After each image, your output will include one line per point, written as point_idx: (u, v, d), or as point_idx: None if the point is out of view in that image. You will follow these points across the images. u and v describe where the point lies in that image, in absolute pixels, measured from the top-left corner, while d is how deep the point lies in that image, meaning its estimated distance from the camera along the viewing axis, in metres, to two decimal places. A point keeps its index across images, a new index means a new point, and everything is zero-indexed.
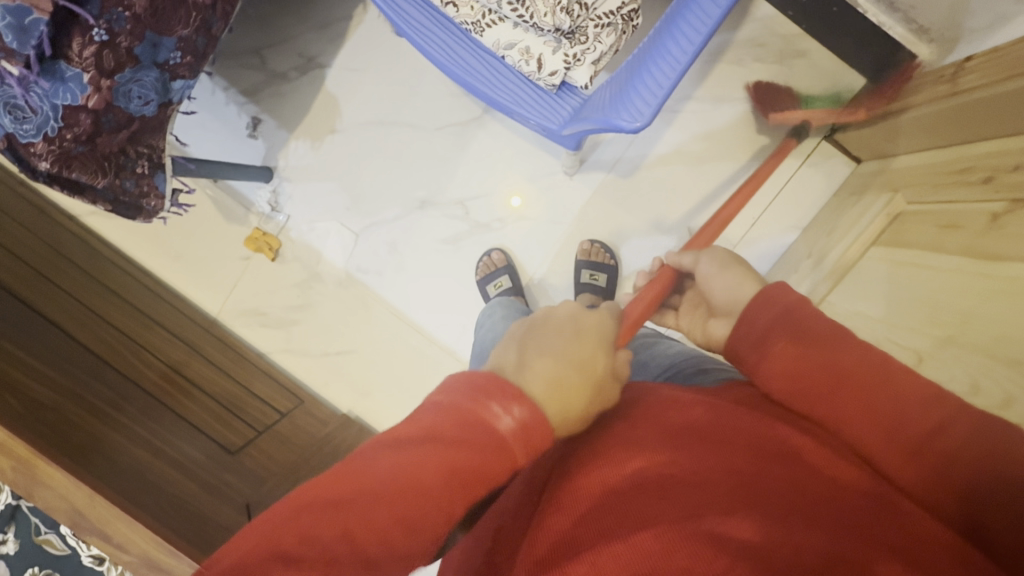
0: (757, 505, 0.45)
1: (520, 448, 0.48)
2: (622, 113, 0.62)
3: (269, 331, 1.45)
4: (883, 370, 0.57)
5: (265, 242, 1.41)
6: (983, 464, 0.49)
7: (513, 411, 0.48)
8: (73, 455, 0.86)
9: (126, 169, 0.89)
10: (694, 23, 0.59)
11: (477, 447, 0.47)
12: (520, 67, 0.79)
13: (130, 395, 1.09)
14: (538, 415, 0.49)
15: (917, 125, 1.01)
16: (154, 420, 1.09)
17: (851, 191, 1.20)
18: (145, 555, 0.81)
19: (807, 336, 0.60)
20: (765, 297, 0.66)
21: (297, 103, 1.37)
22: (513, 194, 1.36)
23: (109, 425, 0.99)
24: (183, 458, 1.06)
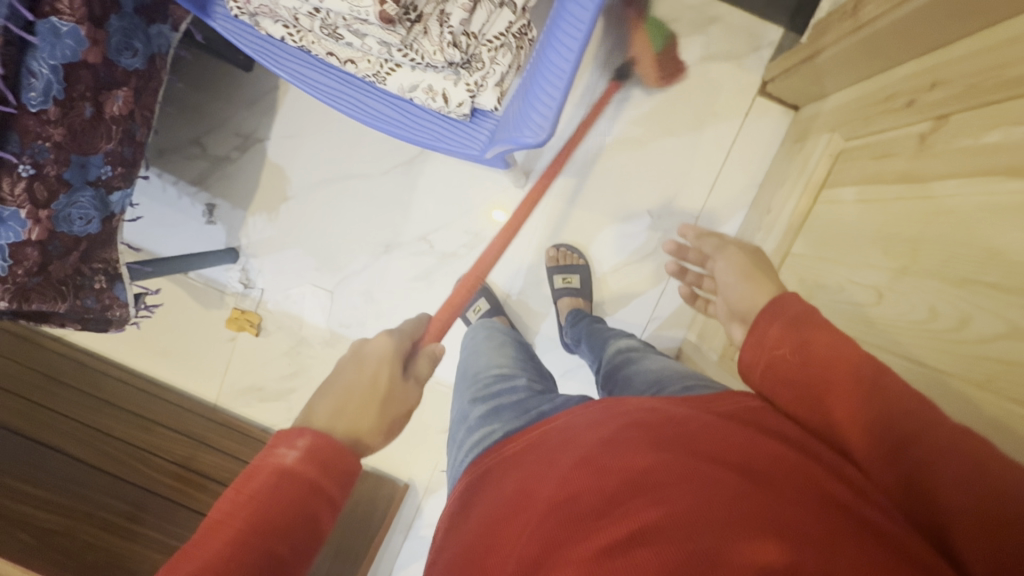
0: (743, 524, 0.43)
1: (318, 471, 0.50)
2: (525, 131, 0.67)
3: (269, 405, 1.46)
4: (872, 382, 0.55)
5: (246, 320, 1.43)
6: (956, 475, 0.46)
7: (292, 446, 0.51)
8: None
9: (85, 287, 0.92)
10: (567, 31, 0.63)
11: (271, 512, 0.47)
12: (428, 104, 0.82)
13: (149, 504, 1.14)
14: (313, 448, 0.51)
15: (836, 63, 1.01)
16: (174, 522, 1.13)
17: (795, 139, 1.21)
18: None
19: (811, 350, 0.60)
20: (777, 306, 0.67)
21: (246, 180, 1.40)
22: (499, 211, 1.37)
23: (130, 539, 1.08)
24: None
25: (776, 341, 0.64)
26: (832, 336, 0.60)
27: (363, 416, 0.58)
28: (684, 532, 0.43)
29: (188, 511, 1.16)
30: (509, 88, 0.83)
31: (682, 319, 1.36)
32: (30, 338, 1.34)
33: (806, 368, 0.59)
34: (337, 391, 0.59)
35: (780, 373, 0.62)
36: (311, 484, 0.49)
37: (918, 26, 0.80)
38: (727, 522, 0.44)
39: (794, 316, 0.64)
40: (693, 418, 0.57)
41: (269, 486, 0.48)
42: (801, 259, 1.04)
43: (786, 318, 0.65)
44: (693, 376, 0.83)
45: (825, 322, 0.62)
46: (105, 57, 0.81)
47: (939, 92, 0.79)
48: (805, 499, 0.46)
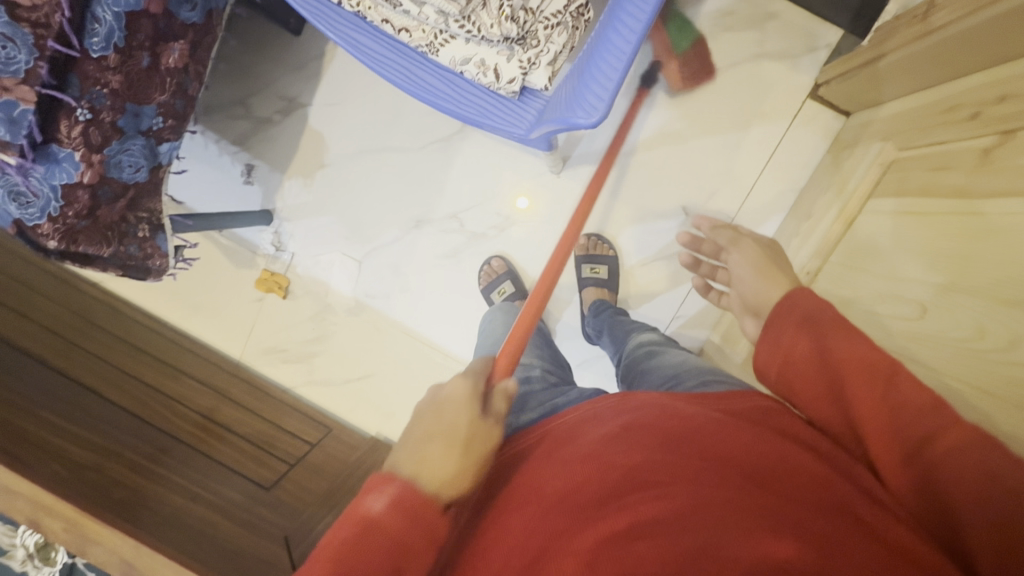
0: (742, 523, 0.44)
1: (404, 525, 0.50)
2: (579, 111, 0.67)
3: (290, 367, 1.50)
4: (888, 380, 0.54)
5: (275, 282, 1.46)
6: (976, 481, 0.45)
7: (381, 494, 0.52)
8: (125, 514, 0.90)
9: (129, 234, 0.94)
10: (633, 10, 0.62)
11: (370, 553, 0.49)
12: (479, 79, 0.82)
13: (172, 449, 1.14)
14: (401, 497, 0.51)
15: (897, 70, 0.98)
16: (193, 468, 1.12)
17: (843, 145, 1.17)
18: None
19: (826, 350, 0.58)
20: (789, 302, 0.65)
21: (286, 144, 1.41)
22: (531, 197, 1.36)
23: (155, 480, 1.03)
24: (220, 500, 1.08)
25: (787, 340, 0.62)
26: (847, 334, 0.58)
27: (444, 461, 0.54)
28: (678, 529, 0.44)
29: (208, 459, 1.17)
30: (561, 69, 0.83)
31: (706, 320, 1.35)
32: (66, 279, 1.41)
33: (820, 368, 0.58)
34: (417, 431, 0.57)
35: (794, 374, 0.60)
36: (394, 543, 0.49)
37: (993, 35, 0.77)
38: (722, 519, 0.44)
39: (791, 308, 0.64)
40: (700, 414, 0.57)
41: (374, 522, 0.50)
42: (840, 268, 1.02)
43: (796, 316, 0.63)
44: (709, 371, 0.82)
45: (839, 322, 0.60)
46: (166, 9, 0.82)
47: (1007, 107, 0.75)
48: (807, 502, 0.46)
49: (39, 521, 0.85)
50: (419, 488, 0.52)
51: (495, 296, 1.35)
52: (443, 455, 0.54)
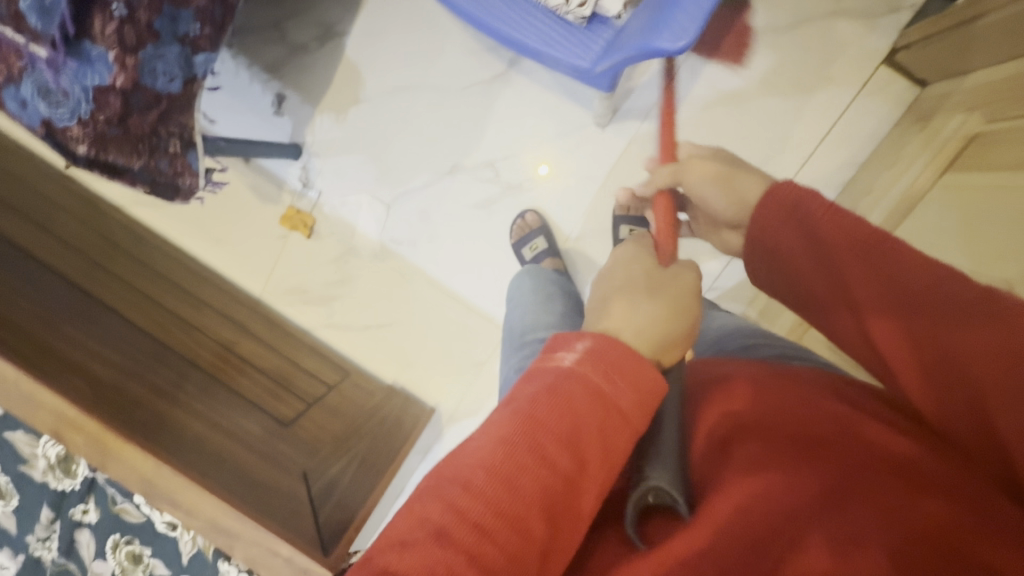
0: (746, 488, 0.46)
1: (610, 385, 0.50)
2: (663, 34, 0.60)
3: (310, 309, 1.49)
4: (893, 264, 0.52)
5: (300, 220, 1.42)
6: (1006, 377, 0.43)
7: (573, 348, 0.52)
8: (144, 431, 0.89)
9: (160, 149, 0.89)
10: None
11: (547, 418, 0.48)
12: (547, 1, 0.75)
13: (189, 375, 1.12)
14: (596, 349, 0.52)
15: (996, 32, 0.90)
16: (214, 397, 1.11)
17: (915, 118, 1.09)
18: (212, 520, 0.85)
19: (824, 251, 0.56)
20: (773, 198, 0.62)
21: (320, 74, 1.35)
22: (545, 162, 1.31)
23: (176, 405, 1.02)
24: (239, 430, 1.07)
25: (776, 242, 0.61)
26: (837, 222, 0.56)
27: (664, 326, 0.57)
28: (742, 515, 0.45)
29: (230, 391, 1.15)
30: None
31: (742, 294, 1.30)
32: (93, 203, 1.39)
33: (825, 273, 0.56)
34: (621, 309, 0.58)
35: (801, 286, 0.60)
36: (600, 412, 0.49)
37: None
38: (784, 507, 0.44)
39: (812, 248, 0.58)
40: (745, 387, 0.57)
41: (562, 385, 0.50)
42: (905, 247, 0.96)
43: (780, 213, 0.61)
44: (755, 334, 0.79)
45: (825, 215, 0.57)
46: None
47: None
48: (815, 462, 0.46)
49: (62, 434, 0.84)
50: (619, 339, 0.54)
51: (525, 251, 1.29)
52: (649, 314, 0.57)
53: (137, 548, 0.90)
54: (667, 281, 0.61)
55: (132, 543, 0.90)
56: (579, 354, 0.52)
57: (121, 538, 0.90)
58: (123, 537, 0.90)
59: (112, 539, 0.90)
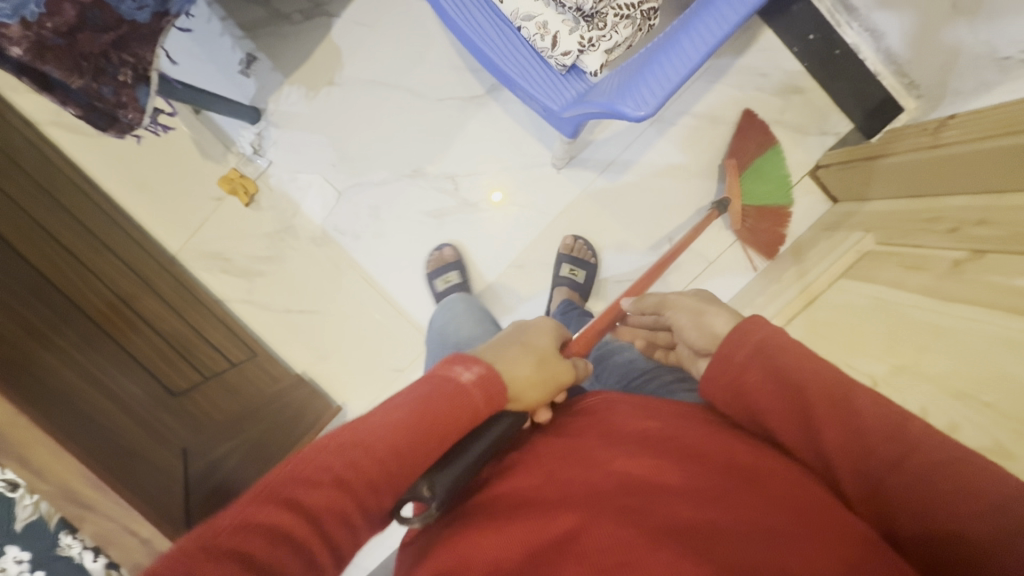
0: (699, 494, 0.48)
1: (484, 399, 0.56)
2: (630, 101, 0.65)
3: (230, 279, 1.40)
4: (846, 396, 0.55)
5: (241, 185, 1.34)
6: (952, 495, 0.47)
7: (469, 368, 0.57)
8: (6, 373, 0.76)
9: (106, 74, 0.82)
10: (708, 27, 0.64)
11: (435, 411, 0.53)
12: (535, 41, 0.77)
13: (72, 321, 0.97)
14: (487, 375, 0.57)
15: (894, 173, 1.08)
16: (95, 349, 0.97)
17: (825, 226, 1.26)
18: (64, 486, 0.74)
19: (789, 380, 0.57)
20: (738, 329, 0.62)
21: (298, 47, 1.31)
22: (494, 188, 1.35)
23: (47, 347, 0.87)
24: (119, 391, 0.95)
25: (739, 363, 0.60)
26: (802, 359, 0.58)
27: (538, 386, 0.64)
28: (637, 510, 0.48)
29: (116, 347, 1.02)
30: (614, 62, 0.80)
31: None
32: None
33: (780, 395, 0.57)
34: (511, 360, 0.63)
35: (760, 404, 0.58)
36: (443, 422, 0.53)
37: (1000, 161, 0.85)
38: (655, 493, 0.49)
39: (762, 345, 0.60)
40: (667, 420, 0.59)
41: (438, 393, 0.54)
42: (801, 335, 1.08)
43: (754, 339, 0.61)
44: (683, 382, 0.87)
45: (799, 355, 0.58)
46: None
47: (984, 230, 0.83)
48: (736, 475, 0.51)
49: None
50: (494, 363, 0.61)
51: (438, 283, 1.33)
52: (525, 364, 0.64)
53: None
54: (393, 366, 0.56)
55: None
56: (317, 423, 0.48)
57: None
58: None
59: None
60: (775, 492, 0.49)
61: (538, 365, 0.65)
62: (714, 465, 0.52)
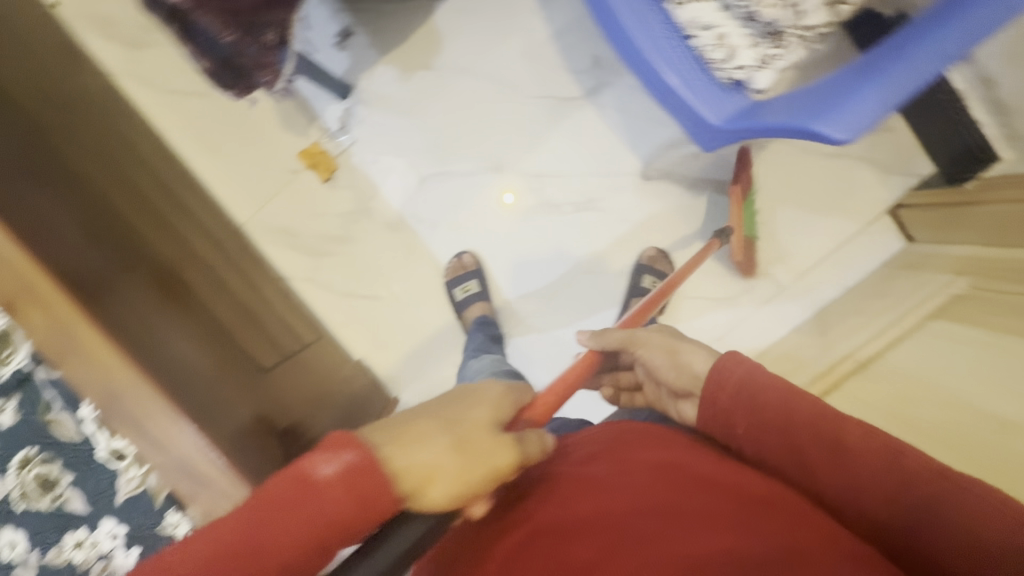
0: (711, 520, 0.49)
1: (348, 495, 0.42)
2: (832, 122, 0.66)
3: (295, 256, 1.33)
4: (837, 436, 0.59)
5: (322, 161, 1.31)
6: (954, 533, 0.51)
7: (334, 458, 0.43)
8: (127, 341, 0.74)
9: (256, 32, 0.78)
10: (911, 61, 0.66)
11: (303, 509, 0.42)
12: (707, 51, 0.77)
13: (161, 294, 0.94)
14: (354, 467, 0.43)
15: (989, 221, 1.12)
16: (185, 324, 0.95)
17: (903, 265, 1.28)
18: (182, 457, 0.72)
19: (792, 417, 0.61)
20: (732, 357, 0.68)
21: (398, 27, 1.28)
22: (506, 191, 1.34)
23: (149, 318, 0.85)
24: (211, 367, 0.92)
25: (722, 407, 0.66)
26: (799, 394, 0.63)
27: (462, 479, 0.46)
28: (646, 538, 0.48)
29: (201, 323, 1.00)
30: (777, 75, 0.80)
31: None
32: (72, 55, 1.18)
33: (782, 433, 0.61)
34: (411, 443, 0.46)
35: (757, 436, 0.63)
36: (338, 521, 0.42)
37: None
38: (675, 518, 0.50)
39: (744, 383, 0.65)
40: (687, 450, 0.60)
41: (338, 492, 0.42)
42: (893, 372, 1.09)
43: (738, 372, 0.66)
44: None
45: (773, 386, 0.63)
46: None
47: None
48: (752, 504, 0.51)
49: (17, 306, 0.68)
50: (365, 436, 0.45)
51: (457, 292, 1.31)
52: (427, 445, 0.46)
53: (52, 472, 0.73)
54: (416, 440, 0.47)
55: (50, 464, 0.73)
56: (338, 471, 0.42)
57: (36, 454, 0.72)
58: (38, 454, 0.73)
59: (22, 455, 0.72)
60: (782, 520, 0.49)
61: (467, 453, 0.47)
62: (729, 493, 0.53)
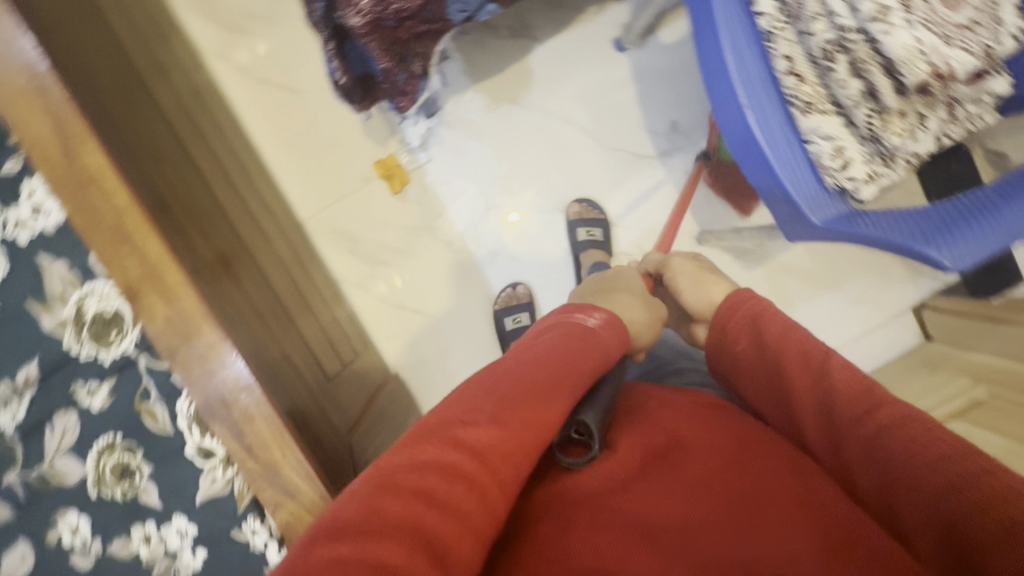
0: (696, 494, 0.52)
1: (590, 337, 0.63)
2: (945, 253, 0.70)
3: (353, 261, 1.35)
4: (823, 364, 0.64)
5: (397, 174, 1.33)
6: (943, 473, 0.51)
7: (592, 314, 0.67)
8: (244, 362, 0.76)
9: (405, 61, 0.82)
10: None
11: (549, 359, 0.59)
12: (823, 159, 0.80)
13: (246, 309, 0.98)
14: (609, 318, 0.67)
15: (1013, 340, 1.18)
16: (263, 338, 0.98)
17: (921, 362, 1.37)
18: (271, 466, 0.72)
19: (762, 339, 0.69)
20: (736, 298, 0.75)
21: (493, 60, 1.33)
22: (512, 209, 1.36)
23: (241, 328, 0.88)
24: (286, 383, 0.95)
25: (733, 338, 0.74)
26: (806, 341, 0.67)
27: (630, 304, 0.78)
28: (623, 501, 0.53)
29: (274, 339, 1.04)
30: (877, 180, 0.81)
31: None
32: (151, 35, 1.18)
33: (764, 362, 0.69)
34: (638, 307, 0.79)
35: (750, 374, 0.71)
36: (541, 365, 0.58)
37: None
38: (658, 487, 0.54)
39: (750, 318, 0.72)
40: (692, 428, 0.60)
41: (552, 343, 0.61)
42: None
43: (742, 313, 0.74)
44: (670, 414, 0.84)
45: (778, 324, 0.70)
46: None
47: None
48: (726, 489, 0.53)
49: (141, 294, 0.69)
50: (604, 310, 0.69)
51: (507, 321, 1.31)
52: (631, 303, 0.78)
53: (133, 461, 0.71)
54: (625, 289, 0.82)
55: (131, 453, 0.71)
56: (600, 320, 0.66)
57: (121, 441, 0.71)
58: (122, 442, 0.71)
59: (107, 439, 0.71)
60: (749, 502, 0.51)
61: (647, 316, 0.79)
62: (707, 469, 0.55)
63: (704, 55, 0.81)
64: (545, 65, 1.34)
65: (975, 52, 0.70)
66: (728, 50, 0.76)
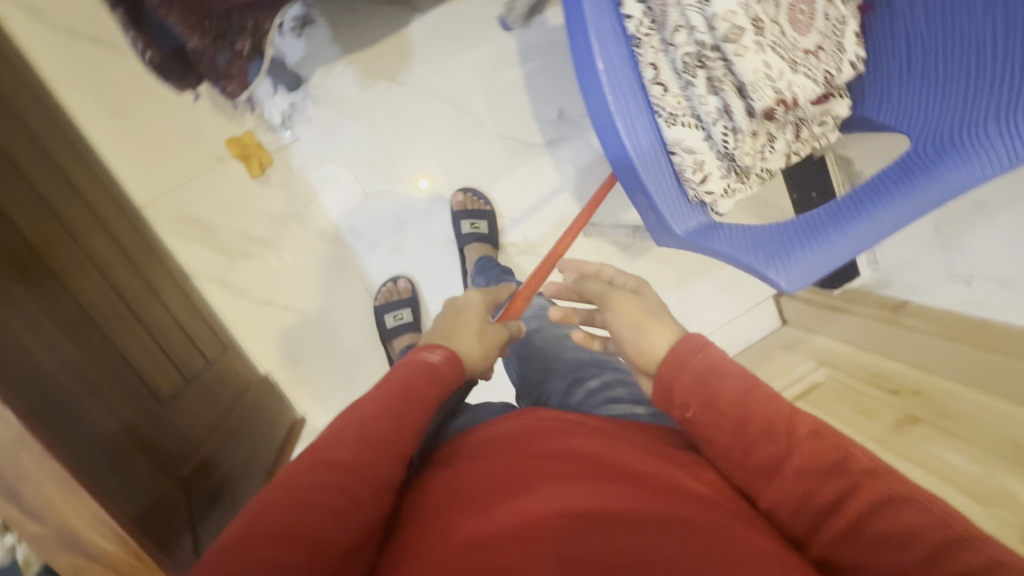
0: (646, 518, 0.45)
1: (431, 377, 0.60)
2: (781, 274, 0.75)
3: (207, 252, 1.19)
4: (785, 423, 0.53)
5: (255, 154, 1.17)
6: (911, 542, 0.43)
7: (434, 352, 0.64)
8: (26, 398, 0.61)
9: (226, 39, 0.70)
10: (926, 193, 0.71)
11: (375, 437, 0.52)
12: (684, 171, 0.79)
13: (66, 314, 0.82)
14: (449, 356, 0.64)
15: (849, 329, 1.33)
16: (88, 349, 0.82)
17: (779, 344, 1.51)
18: (65, 527, 0.60)
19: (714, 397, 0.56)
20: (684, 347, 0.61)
21: (365, 29, 1.20)
22: (420, 176, 1.27)
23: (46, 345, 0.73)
24: (117, 400, 0.81)
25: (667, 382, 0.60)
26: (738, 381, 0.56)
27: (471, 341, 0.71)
28: (572, 541, 0.43)
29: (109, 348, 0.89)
30: (733, 194, 0.83)
31: None
32: None
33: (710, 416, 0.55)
34: (466, 331, 0.72)
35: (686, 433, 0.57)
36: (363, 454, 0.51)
37: (950, 362, 1.07)
38: (605, 517, 0.45)
39: (698, 377, 0.58)
40: (604, 446, 0.54)
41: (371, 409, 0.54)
42: None
43: (690, 370, 0.59)
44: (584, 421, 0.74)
45: (728, 381, 0.57)
46: None
47: (925, 400, 1.07)
48: (664, 508, 0.46)
49: None
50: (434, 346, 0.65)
51: (388, 318, 1.22)
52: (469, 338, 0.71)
53: None
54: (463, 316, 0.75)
55: None
56: (440, 357, 0.63)
57: None
58: None
59: None
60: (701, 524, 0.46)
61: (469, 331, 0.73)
62: (645, 488, 0.49)
63: (574, 58, 0.76)
64: (426, 39, 1.23)
65: (816, 78, 0.76)
66: (597, 52, 0.72)
